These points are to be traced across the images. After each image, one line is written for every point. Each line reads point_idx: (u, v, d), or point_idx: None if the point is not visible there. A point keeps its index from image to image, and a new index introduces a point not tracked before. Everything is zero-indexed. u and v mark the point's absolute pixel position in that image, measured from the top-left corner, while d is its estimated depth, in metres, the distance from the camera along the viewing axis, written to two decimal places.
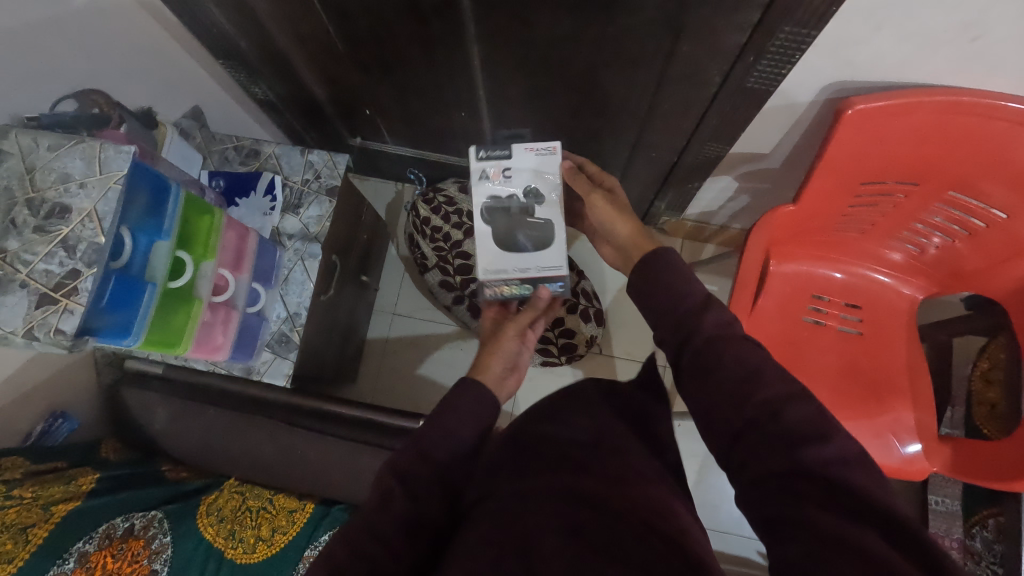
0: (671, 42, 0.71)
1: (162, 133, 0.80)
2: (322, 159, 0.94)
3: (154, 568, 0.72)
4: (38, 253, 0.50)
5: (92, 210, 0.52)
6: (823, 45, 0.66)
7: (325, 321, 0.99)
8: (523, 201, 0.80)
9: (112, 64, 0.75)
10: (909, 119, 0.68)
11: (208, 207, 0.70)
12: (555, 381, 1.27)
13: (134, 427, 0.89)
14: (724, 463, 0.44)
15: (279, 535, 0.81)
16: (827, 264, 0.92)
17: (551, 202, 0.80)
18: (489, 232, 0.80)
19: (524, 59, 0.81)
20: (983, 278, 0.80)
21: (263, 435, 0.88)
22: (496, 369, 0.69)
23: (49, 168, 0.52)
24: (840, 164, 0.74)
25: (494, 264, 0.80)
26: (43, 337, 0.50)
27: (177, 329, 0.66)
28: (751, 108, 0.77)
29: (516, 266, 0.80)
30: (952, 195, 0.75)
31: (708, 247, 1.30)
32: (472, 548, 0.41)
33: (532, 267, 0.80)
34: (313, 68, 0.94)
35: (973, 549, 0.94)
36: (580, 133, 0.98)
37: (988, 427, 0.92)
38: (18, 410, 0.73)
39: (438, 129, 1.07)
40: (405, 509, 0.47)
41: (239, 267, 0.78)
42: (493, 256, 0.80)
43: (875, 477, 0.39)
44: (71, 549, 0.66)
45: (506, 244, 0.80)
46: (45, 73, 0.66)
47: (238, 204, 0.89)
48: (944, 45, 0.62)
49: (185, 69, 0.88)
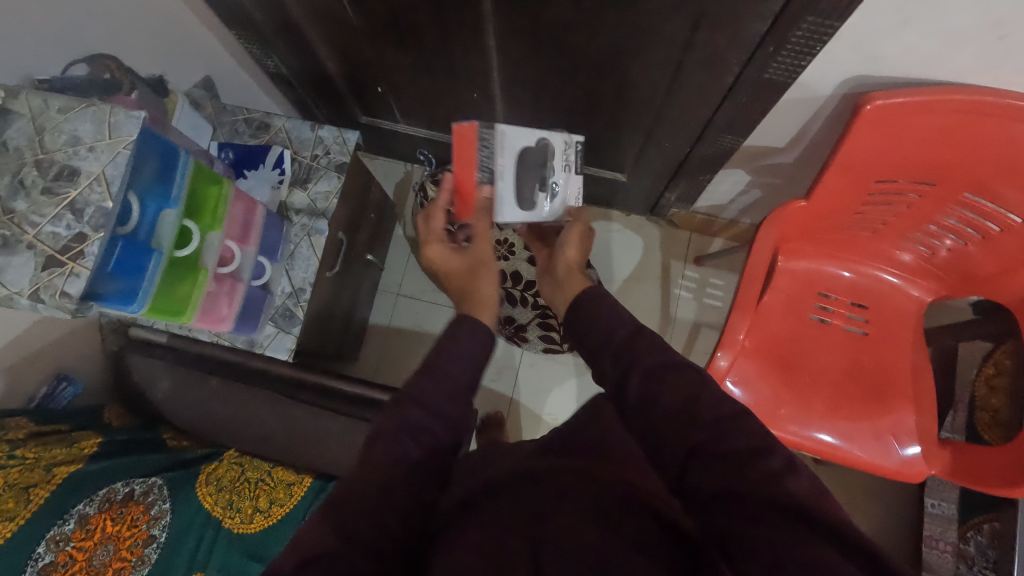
0: (691, 27, 0.69)
1: (172, 101, 0.79)
2: (332, 134, 0.93)
3: (153, 533, 0.74)
4: (46, 215, 0.50)
5: (100, 174, 0.52)
6: (845, 38, 0.65)
7: (329, 298, 0.99)
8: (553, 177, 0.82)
9: (126, 30, 0.74)
10: (928, 118, 0.67)
11: (217, 176, 0.69)
12: (556, 368, 1.27)
13: (136, 394, 0.90)
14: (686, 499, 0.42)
15: (276, 508, 0.82)
16: (836, 263, 0.92)
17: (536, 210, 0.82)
18: (534, 140, 0.80)
19: (542, 40, 0.79)
20: (994, 283, 0.79)
21: (260, 405, 0.88)
22: (490, 300, 0.68)
23: (59, 130, 0.52)
24: (856, 161, 0.73)
25: (507, 139, 0.78)
26: (49, 300, 0.50)
27: (182, 298, 0.66)
28: (767, 99, 0.76)
29: (502, 165, 0.78)
30: (967, 197, 0.74)
31: (716, 242, 1.29)
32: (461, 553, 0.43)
33: (501, 187, 0.78)
34: (325, 41, 0.92)
35: (967, 553, 0.93)
36: (594, 119, 0.97)
37: (989, 433, 0.90)
38: (25, 370, 0.73)
39: (450, 110, 1.06)
40: None
41: (245, 239, 0.77)
42: (515, 144, 0.79)
43: None
44: (71, 511, 0.67)
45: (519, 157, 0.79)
46: (59, 36, 0.65)
47: (247, 176, 0.89)
48: (971, 42, 0.61)
49: (199, 37, 0.87)
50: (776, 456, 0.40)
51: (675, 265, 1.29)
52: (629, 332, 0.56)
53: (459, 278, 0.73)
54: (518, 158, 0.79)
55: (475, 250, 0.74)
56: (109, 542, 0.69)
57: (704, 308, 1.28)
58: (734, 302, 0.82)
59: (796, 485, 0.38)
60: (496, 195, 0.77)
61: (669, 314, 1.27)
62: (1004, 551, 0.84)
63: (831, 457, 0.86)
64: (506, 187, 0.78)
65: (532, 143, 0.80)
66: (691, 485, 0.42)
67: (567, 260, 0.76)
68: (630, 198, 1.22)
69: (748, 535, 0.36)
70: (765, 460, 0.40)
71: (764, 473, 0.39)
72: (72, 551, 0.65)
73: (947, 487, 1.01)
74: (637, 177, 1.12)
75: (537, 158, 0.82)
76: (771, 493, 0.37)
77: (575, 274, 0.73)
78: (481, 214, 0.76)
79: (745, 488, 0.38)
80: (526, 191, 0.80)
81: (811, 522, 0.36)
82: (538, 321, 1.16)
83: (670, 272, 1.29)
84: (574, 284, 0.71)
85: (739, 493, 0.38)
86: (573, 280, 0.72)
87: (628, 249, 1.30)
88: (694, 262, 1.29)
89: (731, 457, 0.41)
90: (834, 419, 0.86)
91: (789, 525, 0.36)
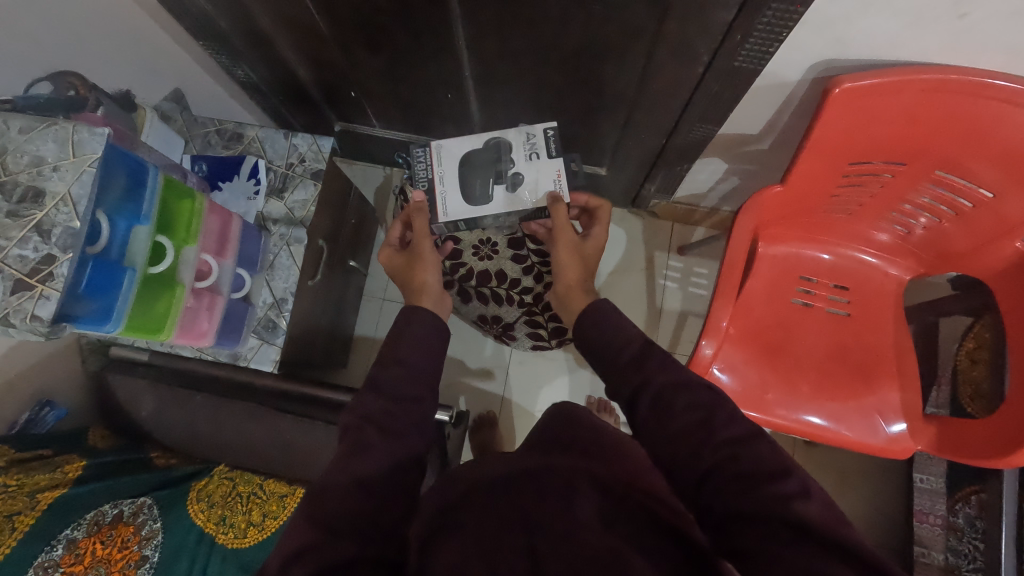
0: (659, 18, 0.69)
1: (141, 116, 0.78)
2: (306, 141, 0.92)
3: (145, 553, 0.73)
4: (11, 238, 0.49)
5: (66, 194, 0.51)
6: (811, 23, 0.65)
7: (313, 306, 0.99)
8: (508, 170, 0.80)
9: (88, 46, 0.73)
10: (896, 98, 0.68)
11: (189, 190, 0.69)
12: (547, 365, 1.27)
13: (120, 414, 0.89)
14: (698, 516, 0.45)
15: (270, 521, 0.80)
16: (815, 246, 0.93)
17: (498, 202, 0.79)
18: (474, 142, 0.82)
19: (512, 38, 0.79)
20: (970, 258, 0.80)
21: (247, 418, 0.88)
22: (433, 288, 0.74)
23: (22, 151, 0.51)
24: (828, 144, 0.73)
25: (442, 149, 0.82)
26: (19, 324, 0.49)
27: (159, 315, 0.65)
28: (739, 87, 0.76)
29: (442, 172, 0.81)
30: (938, 174, 0.75)
31: (698, 231, 1.30)
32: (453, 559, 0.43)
33: (443, 190, 0.81)
34: (295, 48, 0.92)
35: (957, 524, 0.95)
36: (569, 115, 0.97)
37: (972, 406, 0.92)
38: (3, 396, 0.73)
39: (425, 112, 1.06)
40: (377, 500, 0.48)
41: (222, 252, 0.76)
42: (452, 150, 0.82)
43: (835, 516, 0.40)
44: (58, 536, 0.66)
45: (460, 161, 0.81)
46: (18, 55, 0.64)
47: (221, 189, 0.88)
48: (933, 21, 0.62)
49: (165, 50, 0.86)
50: (790, 479, 0.42)
51: (658, 256, 1.30)
52: (630, 345, 0.57)
53: (403, 271, 0.78)
54: (458, 164, 0.81)
55: (418, 246, 0.78)
56: (99, 565, 0.68)
57: (690, 297, 1.29)
58: (716, 290, 0.82)
59: (791, 501, 0.40)
60: (436, 199, 0.81)
61: (655, 305, 1.28)
62: (991, 520, 0.86)
63: (819, 438, 0.87)
64: (448, 190, 0.81)
65: (476, 147, 0.81)
66: (704, 506, 0.45)
67: (568, 275, 0.75)
68: (611, 192, 1.22)
69: (762, 552, 0.39)
70: (768, 482, 0.42)
71: (775, 493, 0.41)
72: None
73: (935, 461, 1.02)
74: (616, 170, 1.12)
75: (490, 156, 0.81)
76: (782, 512, 0.40)
77: (574, 291, 0.73)
78: (417, 211, 0.79)
79: (757, 508, 0.41)
80: (473, 187, 0.80)
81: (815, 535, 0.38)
82: (525, 319, 1.17)
83: (654, 263, 1.30)
84: (574, 303, 0.73)
85: (753, 512, 0.41)
86: (572, 298, 0.73)
87: (612, 243, 1.30)
88: (677, 252, 1.29)
89: (742, 480, 0.43)
90: (821, 400, 0.87)
91: (798, 537, 0.38)
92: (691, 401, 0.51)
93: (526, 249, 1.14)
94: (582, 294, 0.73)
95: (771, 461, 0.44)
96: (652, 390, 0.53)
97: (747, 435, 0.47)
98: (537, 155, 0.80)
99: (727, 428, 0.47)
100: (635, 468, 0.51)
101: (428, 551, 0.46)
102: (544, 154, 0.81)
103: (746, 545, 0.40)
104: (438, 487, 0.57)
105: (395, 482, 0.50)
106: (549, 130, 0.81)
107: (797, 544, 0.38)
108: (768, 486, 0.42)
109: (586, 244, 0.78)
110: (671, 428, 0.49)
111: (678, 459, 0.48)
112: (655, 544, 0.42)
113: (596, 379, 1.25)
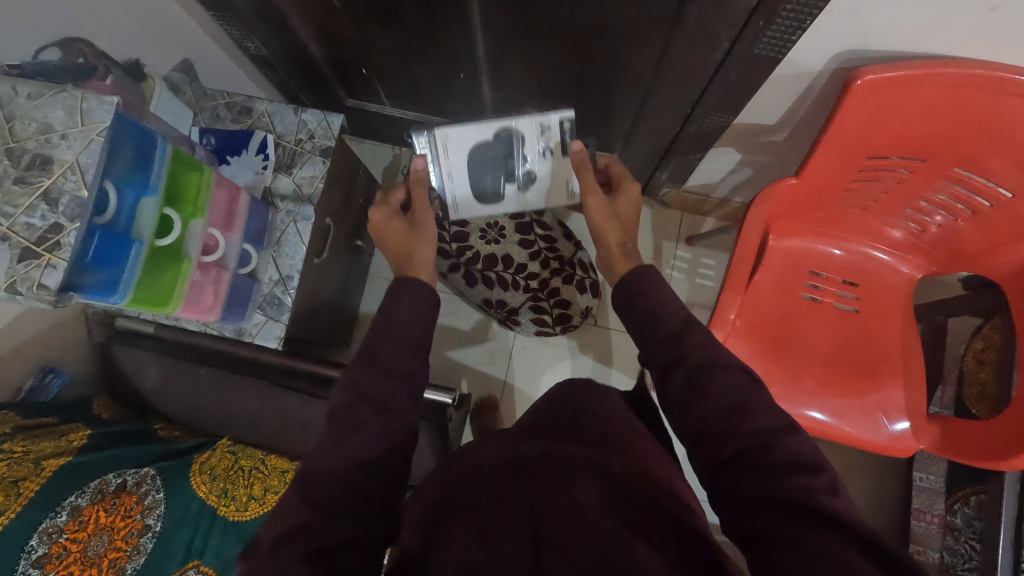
0: (679, 3, 0.68)
1: (150, 86, 0.77)
2: (316, 118, 0.91)
3: (147, 523, 0.74)
4: (19, 206, 0.49)
5: (74, 162, 0.50)
6: (835, 12, 0.64)
7: (318, 283, 0.98)
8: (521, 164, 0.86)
9: (96, 12, 0.71)
10: (919, 92, 0.66)
11: (198, 163, 0.67)
12: (548, 351, 1.26)
13: (123, 387, 0.89)
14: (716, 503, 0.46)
15: (271, 495, 0.83)
16: (826, 241, 0.92)
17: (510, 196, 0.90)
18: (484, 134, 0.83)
19: (528, 19, 0.78)
20: (984, 258, 0.79)
21: (249, 393, 0.88)
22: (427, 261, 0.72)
23: (30, 117, 0.50)
24: (847, 137, 0.72)
25: (451, 136, 0.83)
26: (26, 292, 0.49)
27: (165, 287, 0.65)
28: (757, 76, 0.75)
29: (450, 164, 0.84)
30: (957, 172, 0.73)
31: (707, 222, 1.29)
32: (459, 544, 0.43)
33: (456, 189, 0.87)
34: (307, 23, 0.90)
35: (954, 524, 0.95)
36: (584, 98, 0.95)
37: (976, 406, 0.92)
38: (8, 363, 0.73)
39: (438, 93, 1.05)
40: (375, 479, 0.49)
41: (229, 227, 0.75)
42: (463, 137, 0.83)
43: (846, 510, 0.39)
44: (63, 503, 0.66)
45: (472, 155, 0.84)
46: (24, 20, 0.63)
47: (230, 162, 0.87)
48: (963, 13, 0.60)
49: (175, 19, 0.85)
50: (815, 474, 0.42)
51: (666, 246, 1.29)
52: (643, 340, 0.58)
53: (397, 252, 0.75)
54: (467, 154, 0.84)
55: (417, 215, 0.78)
56: (103, 533, 0.69)
57: (696, 288, 1.28)
58: (725, 282, 0.82)
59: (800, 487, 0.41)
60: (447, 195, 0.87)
61: None
62: (988, 521, 0.86)
63: (822, 433, 0.87)
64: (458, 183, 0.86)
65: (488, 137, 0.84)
66: (723, 490, 0.46)
67: (612, 245, 0.73)
68: None
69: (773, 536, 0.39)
70: (784, 483, 0.42)
71: (798, 486, 0.41)
72: (66, 542, 0.65)
73: (936, 461, 1.02)
74: (627, 158, 1.11)
75: (501, 149, 0.85)
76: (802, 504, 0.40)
77: (614, 253, 0.73)
78: (418, 183, 0.79)
79: (777, 496, 0.41)
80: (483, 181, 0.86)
81: (836, 524, 0.38)
82: (530, 304, 1.17)
83: (661, 253, 1.29)
84: (616, 267, 0.72)
85: (766, 499, 0.42)
86: (614, 262, 0.73)
87: None
88: (685, 242, 1.28)
89: (765, 473, 0.43)
90: (825, 396, 0.87)
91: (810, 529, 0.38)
92: (700, 397, 0.51)
93: (534, 233, 1.17)
94: (622, 257, 0.72)
95: (785, 457, 0.44)
96: (671, 379, 0.54)
97: (765, 431, 0.46)
98: (550, 152, 0.85)
99: (740, 424, 0.47)
100: (644, 456, 0.51)
101: (428, 536, 0.46)
102: (557, 150, 0.85)
103: (758, 529, 0.41)
104: (439, 472, 0.57)
105: (393, 464, 0.51)
106: (561, 124, 0.83)
107: (809, 530, 0.38)
108: (786, 479, 0.42)
109: (616, 202, 0.77)
110: (698, 414, 0.50)
111: (701, 441, 0.49)
112: (660, 529, 0.42)
113: (599, 366, 1.25)
